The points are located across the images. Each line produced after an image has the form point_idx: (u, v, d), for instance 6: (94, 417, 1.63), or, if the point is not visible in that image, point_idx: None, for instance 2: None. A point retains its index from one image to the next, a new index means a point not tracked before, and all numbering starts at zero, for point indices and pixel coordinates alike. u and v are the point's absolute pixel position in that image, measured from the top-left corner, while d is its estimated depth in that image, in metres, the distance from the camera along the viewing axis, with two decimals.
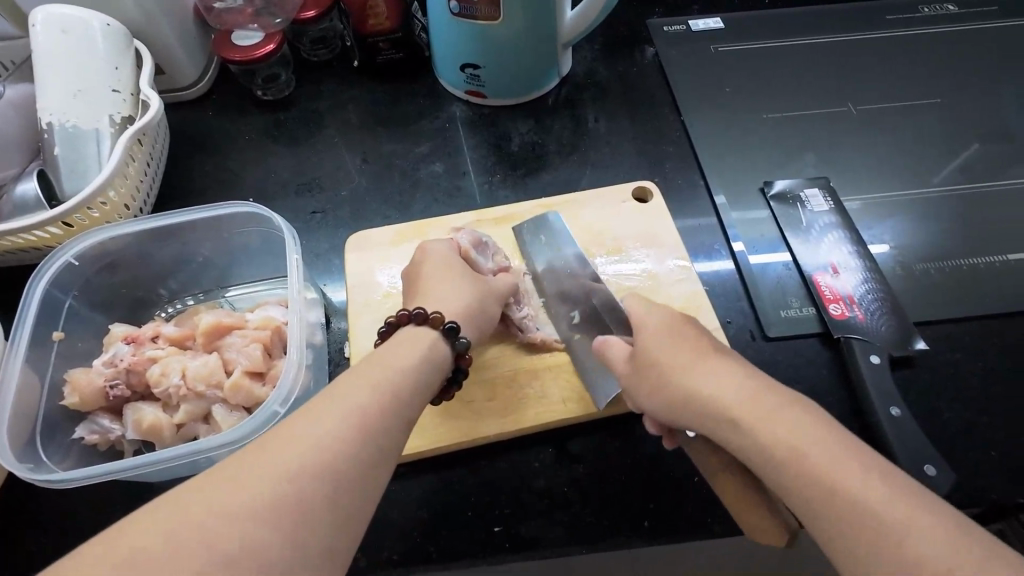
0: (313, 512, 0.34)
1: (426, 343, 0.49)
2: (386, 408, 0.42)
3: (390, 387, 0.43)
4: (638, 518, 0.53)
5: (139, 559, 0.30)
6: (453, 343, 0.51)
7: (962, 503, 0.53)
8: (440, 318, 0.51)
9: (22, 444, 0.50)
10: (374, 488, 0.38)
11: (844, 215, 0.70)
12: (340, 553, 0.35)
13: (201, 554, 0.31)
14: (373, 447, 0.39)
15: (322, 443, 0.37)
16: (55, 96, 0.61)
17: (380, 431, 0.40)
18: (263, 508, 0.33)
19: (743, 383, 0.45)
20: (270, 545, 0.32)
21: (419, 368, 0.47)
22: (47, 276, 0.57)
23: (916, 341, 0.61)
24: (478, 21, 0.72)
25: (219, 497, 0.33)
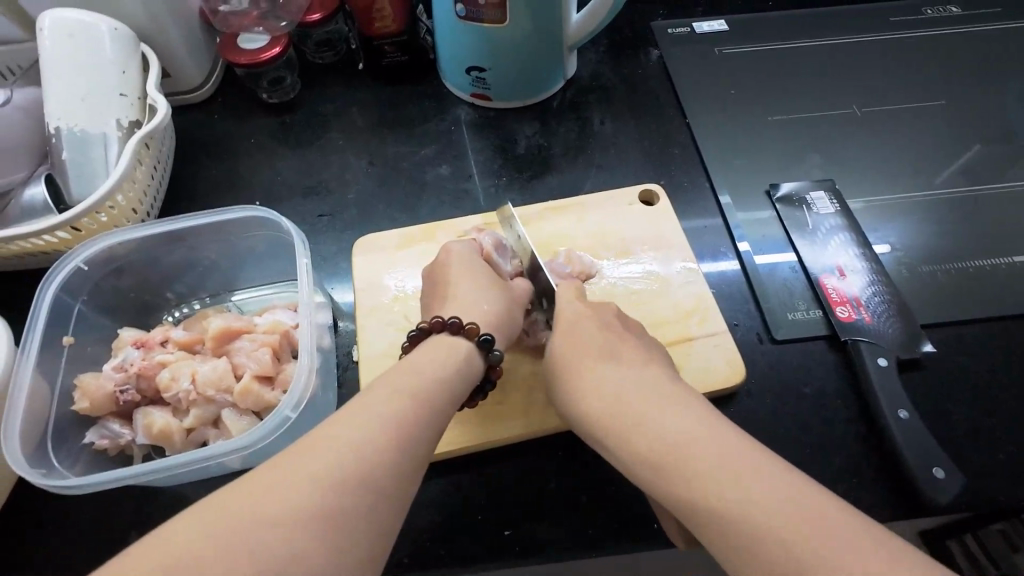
0: (348, 520, 0.34)
1: (459, 353, 0.49)
2: (417, 415, 0.42)
3: (420, 398, 0.43)
4: (647, 519, 0.53)
5: (181, 566, 0.30)
6: (486, 355, 0.51)
7: (971, 505, 0.53)
8: (475, 329, 0.51)
9: (33, 450, 0.50)
10: (405, 496, 0.38)
11: (849, 217, 0.70)
12: (373, 561, 0.35)
13: (243, 565, 0.31)
14: (404, 456, 0.39)
15: (356, 451, 0.37)
16: (62, 101, 0.61)
17: (410, 439, 0.40)
18: (300, 515, 0.33)
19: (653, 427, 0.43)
20: (307, 553, 0.32)
21: (451, 377, 0.47)
22: (57, 282, 0.57)
23: (923, 343, 0.61)
24: (485, 24, 0.72)
25: (257, 507, 0.33)
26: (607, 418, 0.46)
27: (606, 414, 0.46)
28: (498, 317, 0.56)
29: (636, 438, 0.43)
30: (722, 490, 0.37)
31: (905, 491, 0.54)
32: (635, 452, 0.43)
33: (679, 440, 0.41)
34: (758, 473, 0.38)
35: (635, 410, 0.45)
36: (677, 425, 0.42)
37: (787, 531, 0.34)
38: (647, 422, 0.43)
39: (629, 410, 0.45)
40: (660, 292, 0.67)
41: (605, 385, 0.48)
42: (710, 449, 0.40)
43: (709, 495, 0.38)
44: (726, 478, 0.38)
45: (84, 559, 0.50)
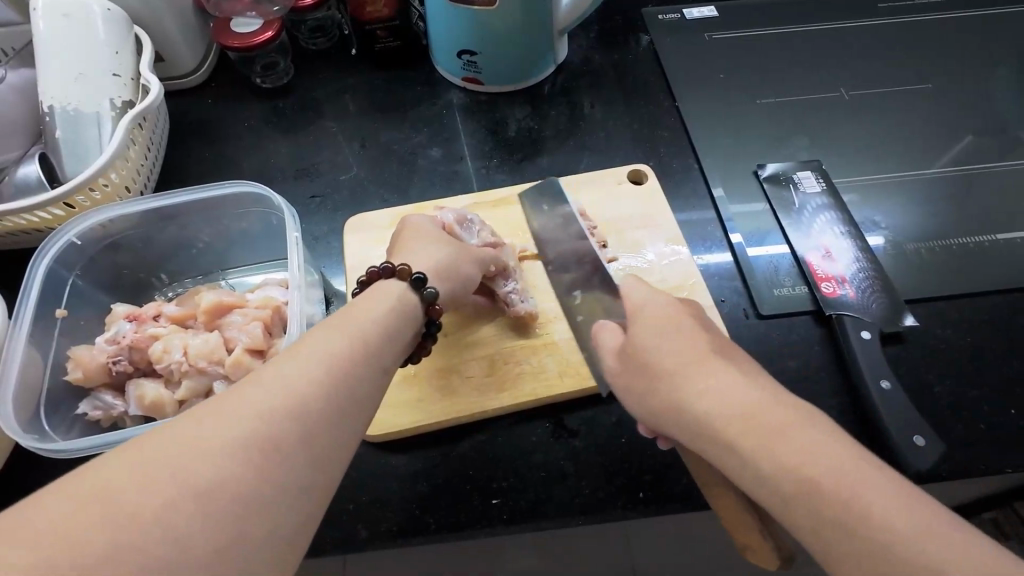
0: (286, 448, 0.35)
1: (387, 292, 0.51)
2: (358, 356, 0.43)
3: (358, 339, 0.44)
4: (633, 490, 0.54)
5: (110, 491, 0.29)
6: (420, 293, 0.53)
7: (953, 473, 0.54)
8: (407, 270, 0.53)
9: (26, 416, 0.51)
10: (349, 432, 0.39)
11: (835, 197, 0.71)
12: (314, 490, 0.35)
13: (176, 490, 0.30)
14: (348, 392, 0.40)
15: (297, 383, 0.38)
16: (56, 81, 0.62)
17: (352, 380, 0.41)
18: (235, 444, 0.33)
19: (737, 389, 0.41)
20: (241, 478, 0.32)
21: (388, 319, 0.48)
22: (50, 255, 0.58)
23: (905, 317, 0.62)
24: (475, 7, 0.72)
25: (190, 440, 0.33)
26: (738, 422, 0.39)
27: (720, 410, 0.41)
28: (441, 268, 0.58)
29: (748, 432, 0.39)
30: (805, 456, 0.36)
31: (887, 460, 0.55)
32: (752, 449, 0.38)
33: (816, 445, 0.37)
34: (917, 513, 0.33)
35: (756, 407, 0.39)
36: (813, 432, 0.37)
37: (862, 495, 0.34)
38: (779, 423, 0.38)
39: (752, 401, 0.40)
40: (649, 271, 0.68)
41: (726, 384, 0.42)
42: (849, 465, 0.35)
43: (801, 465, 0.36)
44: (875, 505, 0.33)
45: None
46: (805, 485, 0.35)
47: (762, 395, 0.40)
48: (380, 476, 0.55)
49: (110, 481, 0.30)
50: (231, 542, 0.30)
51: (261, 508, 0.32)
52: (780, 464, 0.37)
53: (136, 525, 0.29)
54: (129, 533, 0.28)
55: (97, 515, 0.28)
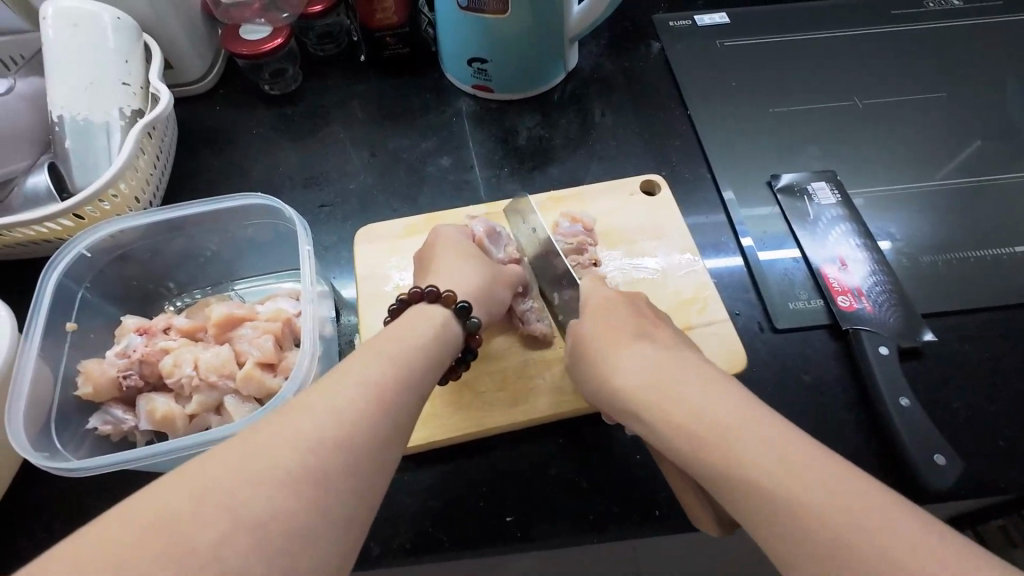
0: (332, 480, 0.34)
1: (433, 319, 0.52)
2: (397, 383, 0.42)
3: (400, 363, 0.44)
4: (649, 506, 0.53)
5: (163, 524, 0.29)
6: (464, 322, 0.54)
7: (971, 491, 0.54)
8: (452, 298, 0.54)
9: (38, 432, 0.51)
10: (390, 463, 0.38)
11: (850, 208, 0.71)
12: (357, 521, 0.35)
13: (229, 524, 0.30)
14: (389, 420, 0.40)
15: (343, 412, 0.38)
16: (65, 89, 0.62)
17: (393, 407, 0.41)
18: (283, 476, 0.33)
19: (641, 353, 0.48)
20: (290, 511, 0.32)
21: (432, 344, 0.49)
22: (60, 268, 0.57)
23: (924, 332, 0.61)
24: (486, 15, 0.72)
25: (238, 467, 0.33)
26: (619, 365, 0.48)
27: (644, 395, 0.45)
28: (479, 292, 0.59)
29: (678, 414, 0.41)
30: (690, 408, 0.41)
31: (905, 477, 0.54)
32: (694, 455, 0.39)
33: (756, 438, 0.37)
34: (864, 494, 0.32)
35: (681, 393, 0.42)
36: (750, 425, 0.38)
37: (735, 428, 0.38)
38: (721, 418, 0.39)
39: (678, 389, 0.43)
40: (661, 282, 0.67)
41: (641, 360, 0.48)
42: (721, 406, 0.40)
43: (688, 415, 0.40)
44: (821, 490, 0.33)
45: None
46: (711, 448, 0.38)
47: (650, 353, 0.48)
48: (391, 492, 0.55)
49: (158, 512, 0.30)
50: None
51: (304, 538, 0.32)
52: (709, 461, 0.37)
53: (183, 557, 0.28)
54: (177, 568, 0.28)
55: (149, 551, 0.28)
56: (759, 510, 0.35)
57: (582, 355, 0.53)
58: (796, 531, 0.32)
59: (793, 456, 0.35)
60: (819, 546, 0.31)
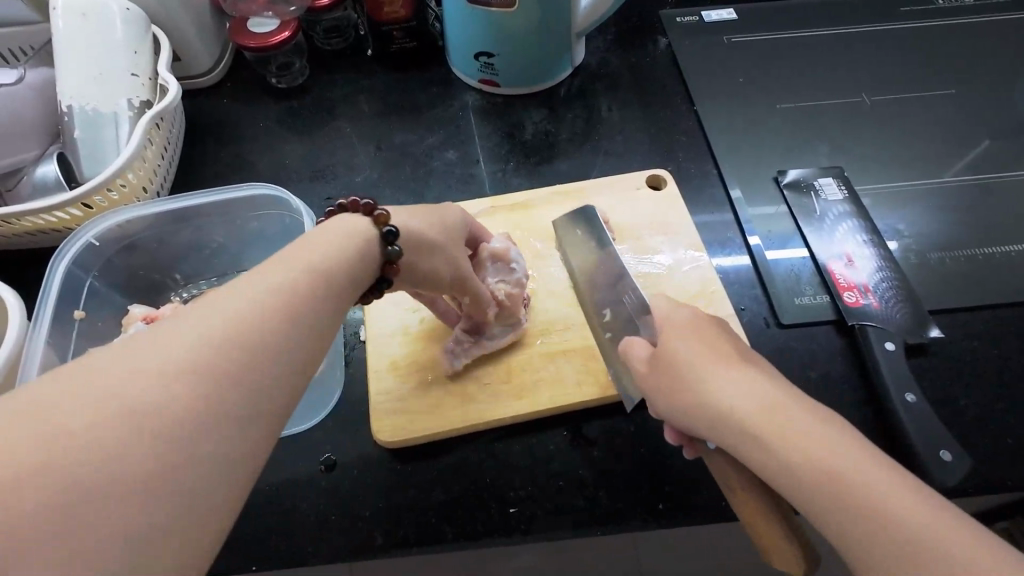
0: (233, 375, 0.33)
1: (348, 230, 0.48)
2: (311, 292, 0.40)
3: (312, 272, 0.41)
4: (652, 500, 0.53)
5: (40, 412, 0.28)
6: (386, 248, 0.50)
7: (978, 488, 0.53)
8: (384, 218, 0.50)
9: None
10: (300, 362, 0.38)
11: (857, 205, 0.70)
12: (262, 416, 0.34)
13: (112, 414, 0.29)
14: (301, 325, 0.39)
15: (248, 310, 0.36)
16: (74, 79, 0.62)
17: (307, 309, 0.39)
18: (176, 369, 0.32)
19: (746, 381, 0.43)
20: (184, 403, 0.31)
21: (348, 266, 0.45)
22: (69, 256, 0.58)
23: (930, 329, 0.61)
24: (493, 9, 0.72)
25: (119, 375, 0.30)
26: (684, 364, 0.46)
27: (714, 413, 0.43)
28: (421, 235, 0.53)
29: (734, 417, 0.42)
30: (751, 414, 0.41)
31: None
32: (757, 452, 0.41)
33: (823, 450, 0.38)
34: (921, 505, 0.35)
35: (745, 394, 0.42)
36: (797, 419, 0.40)
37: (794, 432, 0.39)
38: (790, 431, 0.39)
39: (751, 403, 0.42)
40: (667, 278, 0.67)
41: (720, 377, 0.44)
42: (781, 406, 0.41)
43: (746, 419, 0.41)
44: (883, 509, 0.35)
45: None
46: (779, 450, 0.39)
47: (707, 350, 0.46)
48: (395, 482, 0.55)
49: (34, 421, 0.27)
50: (168, 463, 0.29)
51: (219, 433, 0.32)
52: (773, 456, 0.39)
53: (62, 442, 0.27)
54: (53, 453, 0.27)
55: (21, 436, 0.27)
56: (802, 495, 0.38)
57: (670, 366, 0.47)
58: (862, 530, 0.35)
59: (868, 475, 0.36)
60: (849, 527, 0.36)
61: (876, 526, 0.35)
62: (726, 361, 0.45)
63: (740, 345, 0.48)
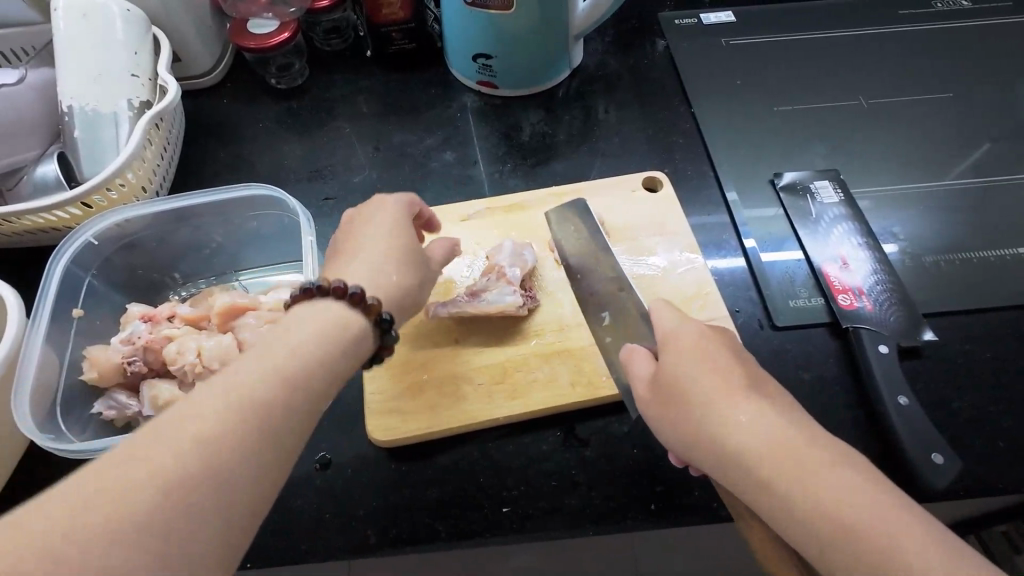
0: (265, 442, 0.37)
1: (341, 325, 0.46)
2: (326, 355, 0.44)
3: (307, 353, 0.42)
4: (645, 500, 0.53)
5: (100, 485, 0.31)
6: (382, 336, 0.50)
7: (970, 490, 0.54)
8: (376, 309, 0.48)
9: (44, 415, 0.52)
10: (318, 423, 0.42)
11: (853, 208, 0.70)
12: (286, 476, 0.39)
13: (161, 485, 0.32)
14: (321, 388, 0.42)
15: (277, 378, 0.40)
16: (74, 79, 0.62)
17: (326, 375, 0.43)
18: (217, 439, 0.35)
19: (746, 401, 0.42)
20: (224, 471, 0.34)
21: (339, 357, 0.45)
22: (68, 254, 0.59)
23: (924, 332, 0.61)
24: (491, 11, 0.72)
25: (169, 449, 0.34)
26: (689, 389, 0.45)
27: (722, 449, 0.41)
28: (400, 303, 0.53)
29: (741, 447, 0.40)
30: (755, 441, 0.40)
31: (904, 475, 0.54)
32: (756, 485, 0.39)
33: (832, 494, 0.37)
34: (919, 536, 0.35)
35: (751, 421, 0.41)
36: (799, 444, 0.39)
37: (796, 461, 0.39)
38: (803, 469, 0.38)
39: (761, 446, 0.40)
40: (662, 280, 0.67)
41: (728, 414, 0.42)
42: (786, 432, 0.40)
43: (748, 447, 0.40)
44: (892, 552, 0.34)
45: None
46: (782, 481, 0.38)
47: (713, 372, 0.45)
48: (390, 481, 0.55)
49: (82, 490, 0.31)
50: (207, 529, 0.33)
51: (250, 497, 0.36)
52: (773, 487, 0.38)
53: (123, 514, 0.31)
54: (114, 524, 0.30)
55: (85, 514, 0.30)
56: (797, 528, 0.37)
57: (674, 389, 0.45)
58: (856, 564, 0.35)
59: (866, 505, 0.36)
60: (843, 561, 0.35)
61: (879, 562, 0.34)
62: (734, 384, 0.44)
63: (746, 365, 0.46)
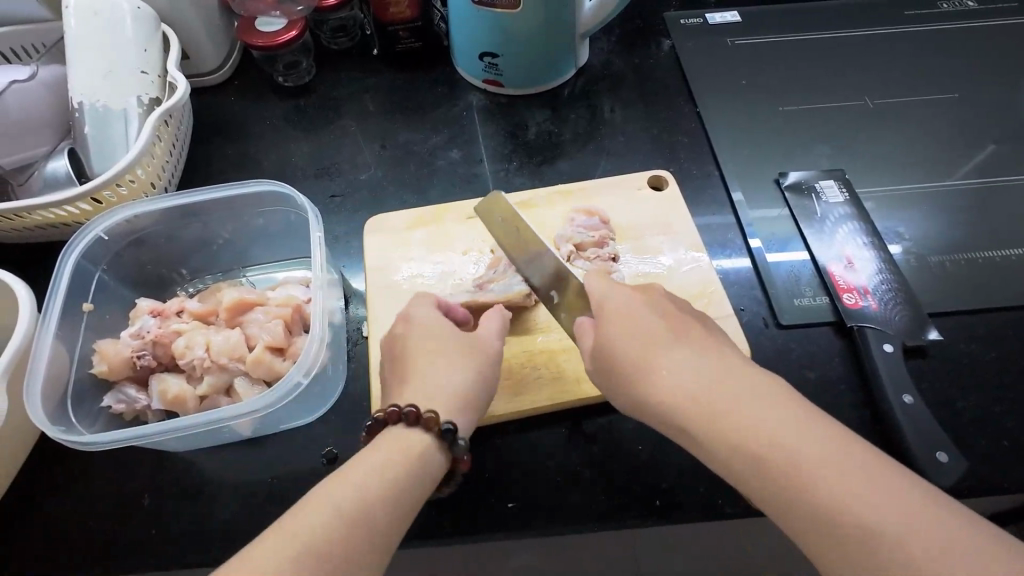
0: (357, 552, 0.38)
1: (426, 460, 0.46)
2: (416, 460, 0.45)
3: (395, 471, 0.43)
4: (649, 497, 0.54)
5: None
6: (448, 448, 0.47)
7: (975, 489, 0.54)
8: (435, 420, 0.47)
9: (55, 408, 0.52)
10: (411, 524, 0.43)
11: (859, 207, 0.71)
12: None
13: None
14: (410, 493, 0.43)
15: (370, 484, 0.41)
16: (85, 76, 0.63)
17: (417, 479, 0.44)
18: (313, 550, 0.37)
19: (701, 370, 0.44)
20: None
21: (410, 482, 0.44)
22: (79, 249, 0.59)
23: (929, 331, 0.61)
24: (498, 10, 0.73)
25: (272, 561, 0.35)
26: (637, 364, 0.46)
27: (690, 410, 0.42)
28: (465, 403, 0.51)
29: (711, 425, 0.41)
30: (725, 413, 0.41)
31: None
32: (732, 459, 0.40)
33: (813, 463, 0.37)
34: (901, 500, 0.35)
35: (716, 393, 0.42)
36: (768, 411, 0.40)
37: (768, 429, 0.39)
38: (781, 439, 0.38)
39: (734, 413, 0.40)
40: (665, 277, 0.67)
41: (697, 383, 0.43)
42: (753, 399, 0.41)
43: (718, 419, 0.41)
44: (875, 524, 0.34)
45: (101, 517, 0.53)
46: (757, 453, 0.39)
47: (655, 342, 0.46)
48: None
49: None
50: None
51: None
52: (750, 459, 0.39)
53: None
54: None
55: None
56: (782, 503, 0.37)
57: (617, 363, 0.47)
58: (842, 535, 0.35)
59: (841, 467, 0.36)
60: (830, 535, 0.35)
61: (862, 531, 0.34)
62: (685, 353, 0.45)
63: (685, 328, 0.47)
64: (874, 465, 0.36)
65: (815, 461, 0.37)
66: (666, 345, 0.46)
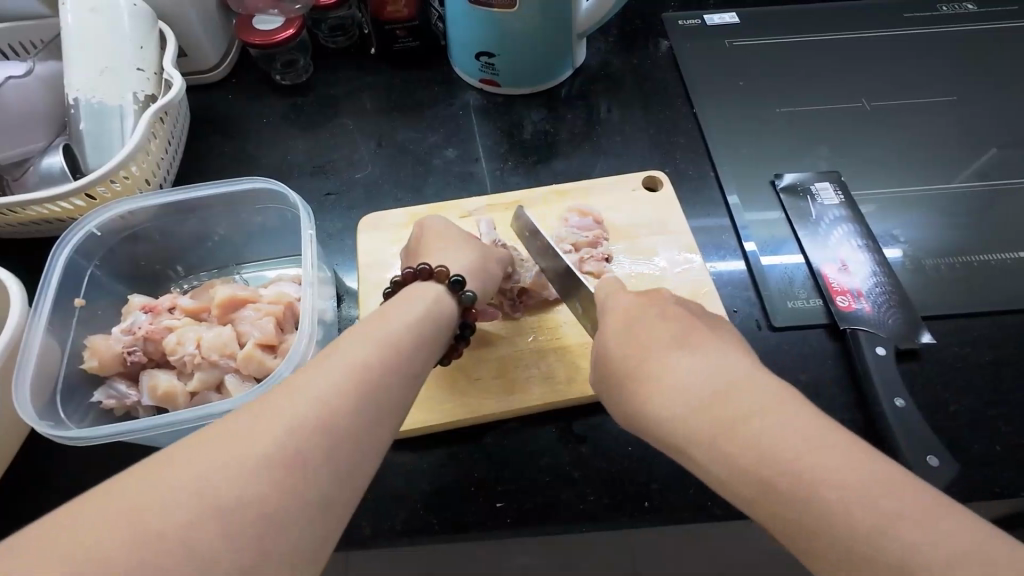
0: (306, 462, 0.35)
1: (449, 316, 0.52)
2: (388, 363, 0.43)
3: (403, 333, 0.46)
4: (639, 498, 0.53)
5: (139, 493, 0.31)
6: (459, 297, 0.54)
7: (965, 492, 0.53)
8: (446, 272, 0.54)
9: (45, 403, 0.52)
10: (378, 441, 0.40)
11: (854, 209, 0.70)
12: (338, 500, 0.36)
13: (193, 504, 0.31)
14: (376, 401, 0.40)
15: (330, 392, 0.38)
16: (81, 73, 0.63)
17: (386, 387, 0.41)
18: (256, 457, 0.34)
19: (699, 365, 0.41)
20: (257, 493, 0.32)
21: (424, 322, 0.49)
22: (71, 245, 0.59)
23: (922, 334, 0.61)
24: (494, 9, 0.73)
25: (208, 463, 0.33)
26: (633, 359, 0.45)
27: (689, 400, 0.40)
28: (474, 270, 0.59)
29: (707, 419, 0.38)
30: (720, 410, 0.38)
31: None
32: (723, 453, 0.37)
33: (815, 460, 0.33)
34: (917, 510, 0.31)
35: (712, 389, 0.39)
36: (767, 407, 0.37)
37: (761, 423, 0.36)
38: (781, 436, 0.35)
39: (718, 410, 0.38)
40: (658, 279, 0.67)
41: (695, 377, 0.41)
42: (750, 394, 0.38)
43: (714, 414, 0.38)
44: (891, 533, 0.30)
45: None
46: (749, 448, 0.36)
47: (652, 340, 0.46)
48: (386, 473, 0.55)
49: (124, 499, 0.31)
50: (237, 551, 0.31)
51: (287, 526, 0.33)
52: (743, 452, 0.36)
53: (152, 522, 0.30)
54: (142, 529, 0.29)
55: (122, 518, 0.30)
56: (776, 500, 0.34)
57: (616, 360, 0.47)
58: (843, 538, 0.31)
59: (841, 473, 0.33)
60: (832, 537, 0.32)
61: (863, 534, 0.31)
62: (683, 350, 0.43)
63: (692, 325, 0.46)
64: (884, 472, 0.33)
65: (808, 441, 0.34)
66: (667, 345, 0.45)
